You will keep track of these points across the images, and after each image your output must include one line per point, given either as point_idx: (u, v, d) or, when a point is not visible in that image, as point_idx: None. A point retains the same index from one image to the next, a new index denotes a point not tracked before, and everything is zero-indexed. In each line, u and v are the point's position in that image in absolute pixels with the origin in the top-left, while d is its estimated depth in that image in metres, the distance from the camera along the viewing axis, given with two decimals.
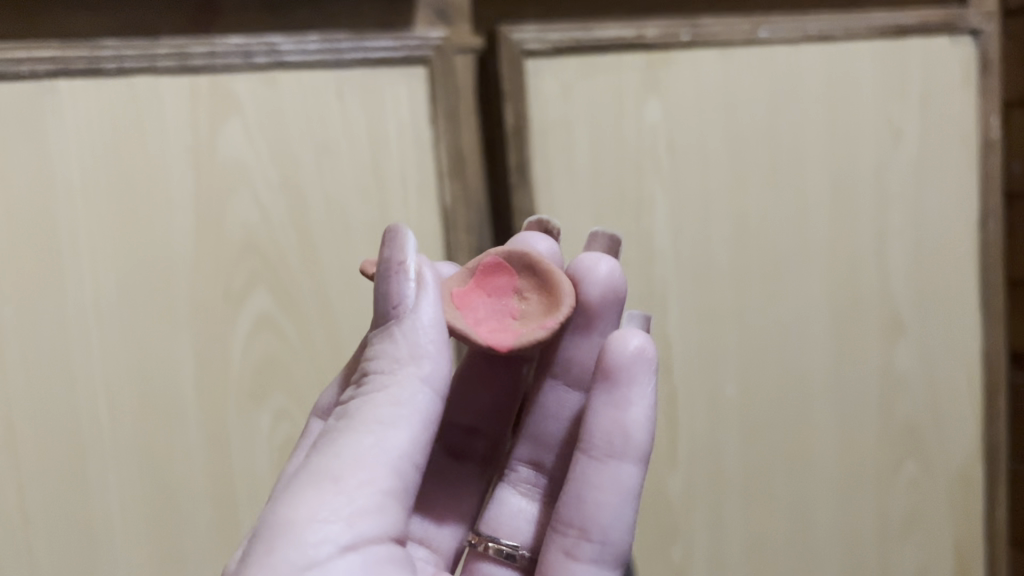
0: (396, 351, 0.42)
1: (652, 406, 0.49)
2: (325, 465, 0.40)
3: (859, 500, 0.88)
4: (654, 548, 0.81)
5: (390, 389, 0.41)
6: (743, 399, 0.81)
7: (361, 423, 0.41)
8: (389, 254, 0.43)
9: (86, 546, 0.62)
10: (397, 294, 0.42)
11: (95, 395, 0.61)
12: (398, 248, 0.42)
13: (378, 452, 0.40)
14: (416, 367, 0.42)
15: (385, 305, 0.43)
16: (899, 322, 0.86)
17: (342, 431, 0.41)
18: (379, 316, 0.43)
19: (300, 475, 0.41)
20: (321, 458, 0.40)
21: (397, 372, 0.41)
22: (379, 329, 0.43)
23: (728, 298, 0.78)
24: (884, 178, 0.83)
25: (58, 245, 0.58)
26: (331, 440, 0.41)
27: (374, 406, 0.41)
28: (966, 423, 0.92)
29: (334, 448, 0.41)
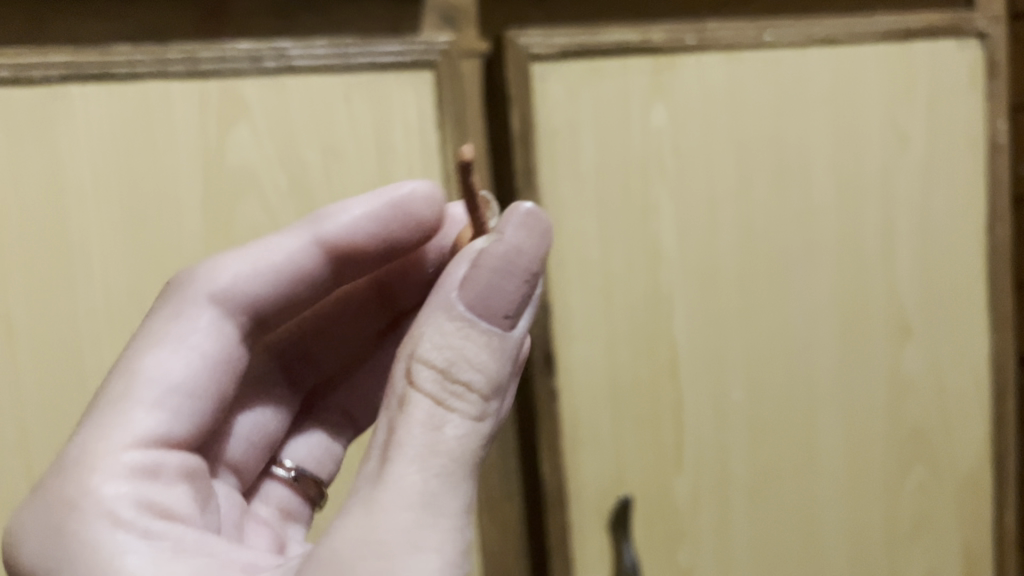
0: (494, 373, 0.40)
1: None
2: (443, 495, 0.37)
3: (867, 503, 0.88)
4: (661, 549, 0.81)
5: (484, 421, 0.40)
6: (750, 401, 0.81)
7: (466, 454, 0.38)
8: (528, 255, 0.42)
9: None
10: (509, 296, 0.41)
11: None
12: (537, 245, 0.42)
13: (472, 493, 0.39)
14: (498, 397, 0.41)
15: (494, 311, 0.41)
16: (907, 325, 0.86)
17: (449, 455, 0.38)
18: (482, 316, 0.41)
19: (412, 493, 0.36)
20: (435, 482, 0.37)
21: (490, 404, 0.40)
22: (478, 332, 0.40)
23: (734, 300, 0.79)
24: (892, 180, 0.83)
25: (69, 246, 0.59)
26: (441, 462, 0.37)
27: (476, 442, 0.39)
28: (974, 426, 0.91)
29: (444, 474, 0.37)
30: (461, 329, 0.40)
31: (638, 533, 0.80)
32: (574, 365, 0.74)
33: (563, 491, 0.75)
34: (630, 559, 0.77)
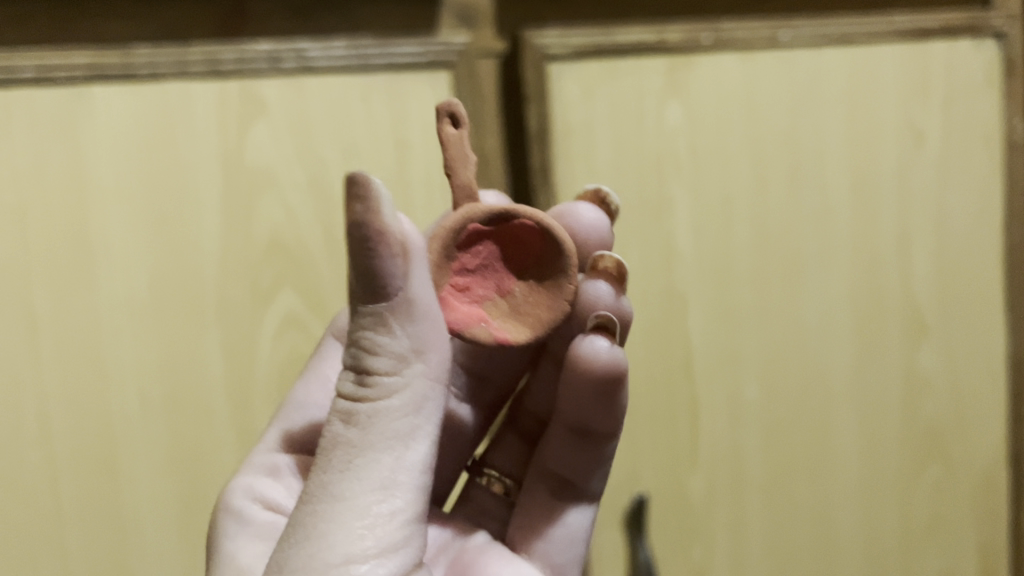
0: (395, 348, 0.38)
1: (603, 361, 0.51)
2: (342, 492, 0.37)
3: (882, 502, 0.88)
4: (676, 547, 0.81)
5: (403, 392, 0.38)
6: (765, 400, 0.81)
7: (382, 437, 0.38)
8: (365, 217, 0.35)
9: (116, 537, 0.64)
10: (390, 274, 0.37)
11: (126, 389, 0.62)
12: (375, 210, 0.35)
13: (402, 469, 0.38)
14: (418, 362, 0.39)
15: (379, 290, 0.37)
16: (922, 324, 0.86)
17: (357, 450, 0.38)
18: (364, 293, 0.37)
19: (316, 495, 0.38)
20: (337, 481, 0.38)
21: (408, 376, 0.38)
22: (369, 317, 0.38)
23: (750, 299, 0.79)
24: (907, 179, 0.83)
25: (91, 244, 0.60)
26: (343, 459, 0.38)
27: (388, 418, 0.38)
28: (991, 425, 0.91)
29: (355, 469, 0.38)
30: (358, 319, 0.38)
31: (653, 531, 0.80)
32: None
33: None
34: (645, 557, 0.78)
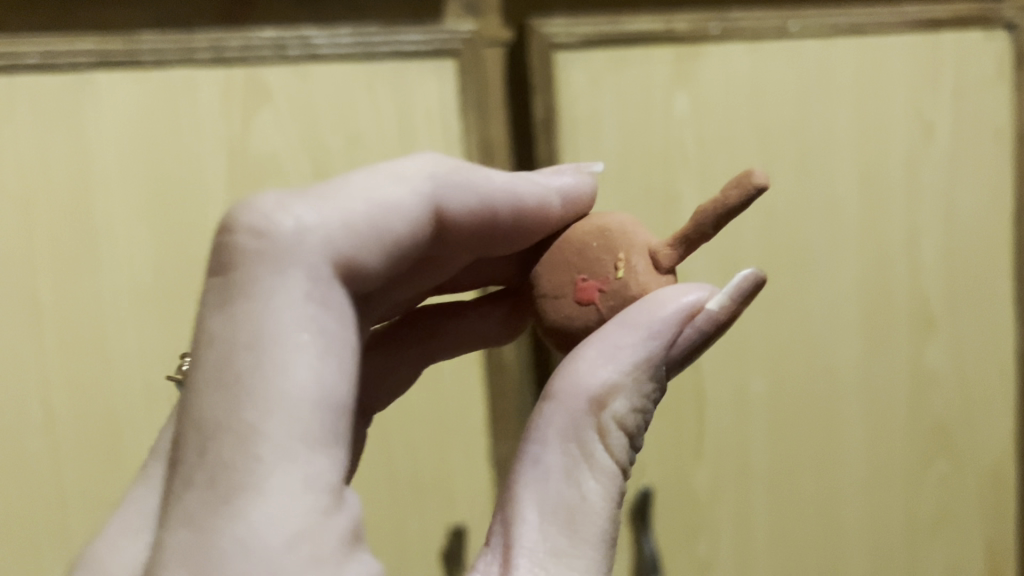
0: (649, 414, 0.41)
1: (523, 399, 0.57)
2: (615, 551, 0.38)
3: (888, 496, 0.88)
4: (680, 540, 0.81)
5: (627, 435, 0.39)
6: (771, 393, 0.81)
7: (602, 477, 0.38)
8: (739, 299, 0.41)
9: None
10: (665, 316, 0.39)
11: (130, 378, 0.62)
12: (738, 296, 0.41)
13: None
14: (646, 410, 0.41)
15: (665, 332, 0.40)
16: (931, 318, 0.86)
17: (583, 484, 0.38)
18: (674, 356, 0.40)
19: (587, 551, 0.37)
20: (611, 539, 0.38)
21: (634, 414, 0.40)
22: (640, 350, 0.39)
23: (756, 291, 0.78)
24: (916, 171, 0.82)
25: (95, 232, 0.60)
26: (615, 516, 0.38)
27: (634, 480, 0.40)
28: (999, 420, 0.91)
29: (583, 512, 0.38)
30: (602, 340, 0.40)
31: (657, 524, 0.80)
32: None
33: None
34: (649, 550, 0.77)
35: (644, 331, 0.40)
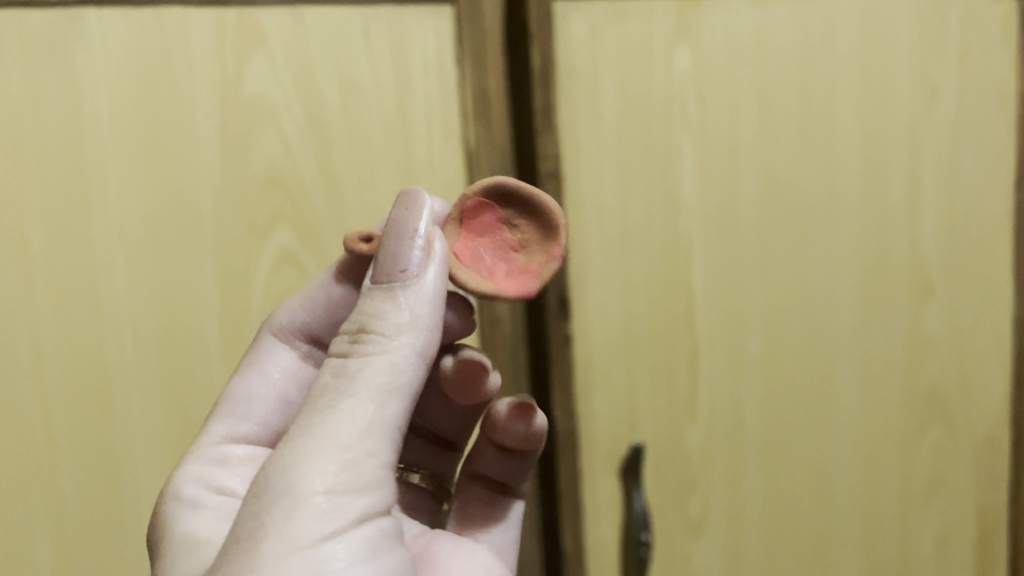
0: (398, 318, 0.45)
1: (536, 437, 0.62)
2: (325, 429, 0.41)
3: (881, 461, 0.88)
4: (672, 500, 0.80)
5: (391, 360, 0.44)
6: (767, 355, 0.80)
7: (359, 390, 0.43)
8: (404, 218, 0.48)
9: (107, 469, 0.63)
10: (398, 227, 0.48)
11: (120, 323, 0.61)
12: (411, 215, 0.48)
13: (374, 421, 0.42)
14: (365, 315, 0.46)
15: (392, 270, 0.46)
16: (929, 283, 0.86)
17: (318, 404, 0.43)
18: (380, 279, 0.47)
19: (291, 437, 0.42)
20: (321, 418, 0.42)
21: (396, 342, 0.44)
22: (379, 294, 0.46)
23: (754, 251, 0.78)
24: (918, 135, 0.82)
25: (86, 174, 0.59)
26: (329, 401, 0.43)
27: (371, 371, 0.43)
28: (995, 389, 0.91)
29: (319, 420, 0.42)
30: (382, 262, 0.47)
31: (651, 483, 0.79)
32: (589, 313, 0.73)
33: (572, 435, 0.74)
34: (641, 506, 0.77)
35: (378, 280, 0.47)
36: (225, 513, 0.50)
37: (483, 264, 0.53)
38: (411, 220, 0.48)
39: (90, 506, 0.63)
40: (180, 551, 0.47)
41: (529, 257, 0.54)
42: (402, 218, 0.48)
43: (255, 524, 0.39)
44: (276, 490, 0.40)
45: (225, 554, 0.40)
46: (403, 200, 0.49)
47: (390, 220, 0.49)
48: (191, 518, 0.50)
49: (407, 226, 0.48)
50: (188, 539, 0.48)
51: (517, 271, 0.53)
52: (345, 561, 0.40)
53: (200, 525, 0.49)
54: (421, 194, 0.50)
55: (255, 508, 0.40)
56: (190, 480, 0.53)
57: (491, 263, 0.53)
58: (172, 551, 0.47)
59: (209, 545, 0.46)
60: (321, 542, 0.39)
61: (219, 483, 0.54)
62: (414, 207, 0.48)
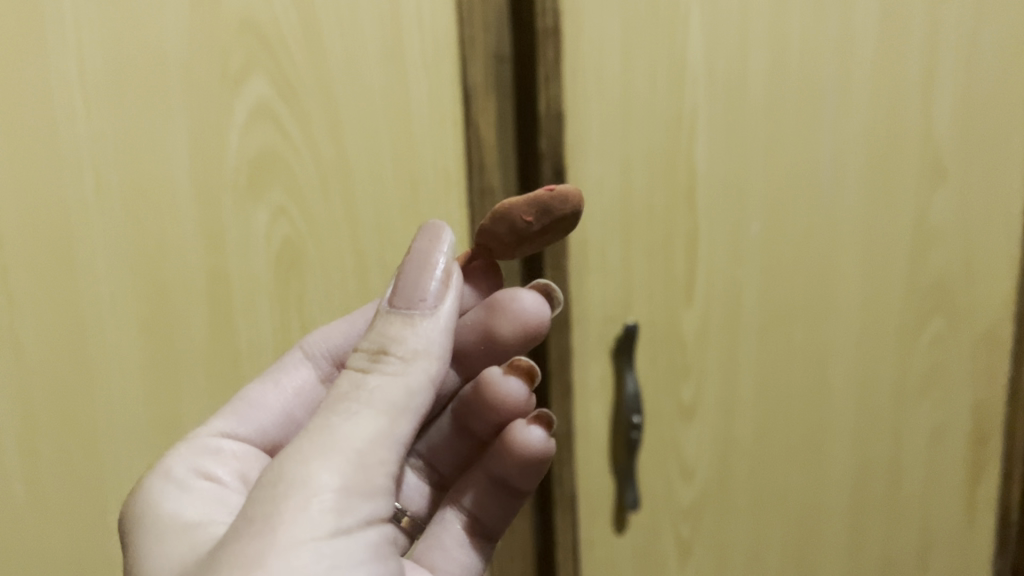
0: (416, 341, 0.45)
1: (540, 460, 0.60)
2: (338, 433, 0.41)
3: (878, 351, 0.86)
4: (665, 384, 0.78)
5: (408, 382, 0.43)
6: (769, 238, 0.77)
7: (375, 403, 0.42)
8: (426, 246, 0.48)
9: (72, 331, 0.60)
10: (423, 251, 0.48)
11: (82, 172, 0.57)
12: (433, 244, 0.48)
13: (387, 435, 0.42)
14: (380, 336, 0.45)
15: (412, 297, 0.46)
16: (940, 167, 0.82)
17: (335, 411, 0.42)
18: (399, 300, 0.46)
19: (302, 438, 0.41)
20: (336, 424, 0.41)
21: (415, 366, 0.44)
22: (397, 317, 0.46)
23: (761, 127, 0.74)
24: (939, 8, 0.77)
25: (41, 7, 0.54)
26: (345, 410, 0.42)
27: (388, 390, 0.43)
28: (1000, 281, 0.89)
29: (336, 430, 0.41)
30: (404, 282, 0.46)
31: (645, 368, 0.76)
32: (586, 186, 0.69)
33: (564, 313, 0.71)
34: (634, 389, 0.75)
35: (396, 304, 0.46)
36: (212, 499, 0.48)
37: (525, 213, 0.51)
38: (433, 250, 0.48)
39: (55, 368, 0.60)
40: (164, 531, 0.45)
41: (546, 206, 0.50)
42: (425, 246, 0.48)
43: (269, 512, 0.38)
44: (289, 482, 0.39)
45: (231, 540, 0.39)
46: (424, 231, 0.49)
47: (412, 247, 0.48)
48: (177, 499, 0.47)
49: (428, 253, 0.48)
50: (172, 520, 0.45)
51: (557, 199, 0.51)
52: (350, 562, 0.39)
53: (187, 505, 0.47)
54: (442, 226, 0.50)
55: (264, 499, 0.39)
56: (179, 463, 0.51)
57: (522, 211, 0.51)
58: (157, 534, 0.45)
59: (196, 528, 0.44)
60: (331, 541, 0.38)
61: (205, 470, 0.51)
62: (436, 238, 0.48)
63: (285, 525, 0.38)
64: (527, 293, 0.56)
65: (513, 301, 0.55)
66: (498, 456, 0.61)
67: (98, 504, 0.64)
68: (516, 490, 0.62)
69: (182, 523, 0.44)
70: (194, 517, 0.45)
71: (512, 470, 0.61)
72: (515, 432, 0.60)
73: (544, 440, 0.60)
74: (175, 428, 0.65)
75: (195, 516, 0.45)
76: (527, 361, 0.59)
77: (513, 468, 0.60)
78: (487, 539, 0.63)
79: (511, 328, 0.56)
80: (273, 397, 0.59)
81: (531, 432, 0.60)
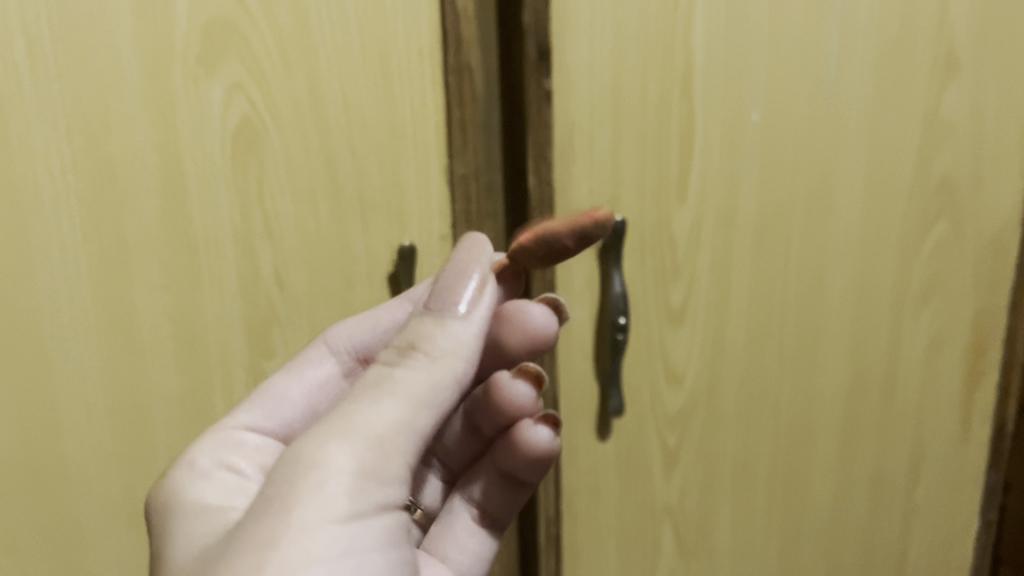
0: (449, 341, 0.47)
1: (547, 451, 0.62)
2: (363, 421, 0.44)
3: (878, 258, 0.82)
4: (653, 289, 0.74)
5: (433, 378, 0.46)
6: (767, 134, 0.72)
7: (399, 393, 0.45)
8: (463, 258, 0.51)
9: (9, 215, 0.55)
10: (461, 260, 0.51)
11: (10, 38, 0.52)
12: (475, 258, 0.51)
13: (409, 426, 0.45)
14: (413, 334, 0.48)
15: (447, 300, 0.49)
16: (954, 60, 0.77)
17: (361, 397, 0.45)
18: (432, 302, 0.49)
19: (329, 421, 0.44)
20: (363, 410, 0.44)
21: (440, 359, 0.47)
22: (428, 317, 0.48)
23: (764, 10, 0.68)
24: None
25: None
26: (373, 397, 0.45)
27: (414, 384, 0.46)
28: (1010, 187, 0.84)
29: (361, 416, 0.44)
30: (441, 287, 0.50)
31: (632, 270, 0.72)
32: (573, 69, 0.64)
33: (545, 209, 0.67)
34: (620, 291, 0.71)
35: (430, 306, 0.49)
36: (234, 487, 0.49)
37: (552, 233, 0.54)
38: (470, 262, 0.51)
39: None
40: (190, 514, 0.46)
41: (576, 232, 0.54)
42: (464, 257, 0.51)
43: (289, 488, 0.41)
44: (314, 456, 0.42)
45: (252, 515, 0.42)
46: (466, 243, 0.52)
47: (453, 258, 0.51)
48: (200, 486, 0.49)
49: (464, 263, 0.51)
50: (195, 504, 0.47)
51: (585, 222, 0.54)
52: (363, 543, 0.42)
53: (211, 492, 0.48)
54: (482, 237, 0.53)
55: (290, 471, 0.42)
56: (202, 455, 0.51)
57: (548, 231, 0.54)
58: (180, 515, 0.46)
59: (223, 513, 0.45)
60: (348, 520, 0.41)
61: (231, 462, 0.52)
62: (476, 252, 0.51)
63: (302, 500, 0.41)
64: (535, 305, 0.58)
65: (524, 314, 0.58)
66: (505, 448, 0.63)
67: (48, 405, 0.60)
68: (525, 482, 0.64)
69: (209, 509, 0.46)
70: (219, 505, 0.46)
71: (521, 465, 0.63)
72: (523, 429, 0.62)
73: (551, 440, 0.62)
74: (128, 328, 0.60)
75: (220, 506, 0.46)
76: (535, 367, 0.60)
77: (522, 462, 0.62)
78: (496, 528, 0.65)
79: (518, 342, 0.59)
80: (295, 391, 0.60)
81: (538, 430, 0.62)
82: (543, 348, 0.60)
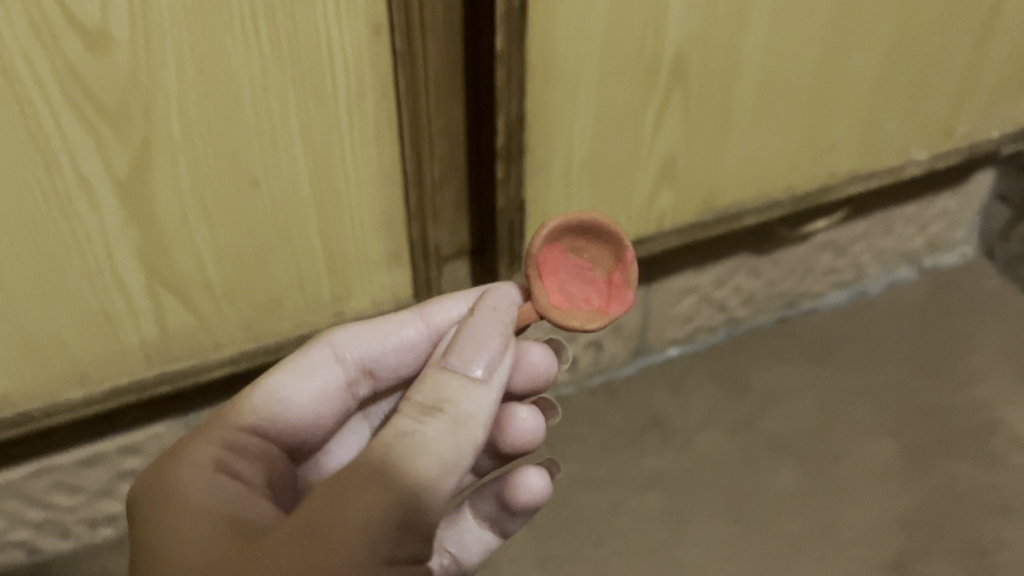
0: (473, 407, 0.44)
1: (540, 500, 0.57)
2: (399, 476, 0.41)
3: None
4: None
5: (459, 444, 0.43)
6: None
7: (430, 452, 0.42)
8: (492, 316, 0.48)
9: None
10: (493, 314, 0.48)
11: None
12: (500, 320, 0.48)
13: (438, 489, 0.42)
14: (435, 390, 0.44)
15: (469, 360, 0.45)
16: None
17: (393, 447, 0.42)
18: (460, 354, 0.46)
19: (364, 465, 0.41)
20: (395, 463, 0.41)
21: (468, 422, 0.44)
22: (450, 376, 0.45)
23: None
24: None
25: None
26: (407, 448, 0.42)
27: (441, 441, 0.43)
28: None
29: (396, 474, 0.41)
30: (468, 343, 0.46)
31: None
32: None
33: None
34: None
35: (449, 365, 0.45)
36: (246, 501, 0.45)
37: (572, 298, 0.52)
38: (491, 322, 0.48)
39: None
40: (198, 518, 0.42)
41: (604, 280, 0.53)
42: (480, 315, 0.48)
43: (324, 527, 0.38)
44: (352, 501, 0.39)
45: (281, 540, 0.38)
46: (491, 300, 0.50)
47: (473, 316, 0.48)
48: (209, 486, 0.44)
49: (493, 323, 0.48)
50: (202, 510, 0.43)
51: (606, 296, 0.53)
52: None
53: (216, 497, 0.44)
54: (506, 296, 0.50)
55: (320, 516, 0.38)
56: (208, 452, 0.47)
57: (577, 289, 0.52)
58: (177, 523, 0.42)
59: (237, 528, 0.42)
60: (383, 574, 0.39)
61: (234, 463, 0.48)
62: (501, 312, 0.49)
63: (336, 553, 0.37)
64: (535, 346, 0.58)
65: (524, 355, 0.58)
66: (495, 486, 0.58)
67: None
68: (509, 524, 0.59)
69: (209, 520, 0.42)
70: (225, 519, 0.42)
71: (504, 503, 0.58)
72: (513, 477, 0.57)
73: (546, 492, 0.56)
74: None
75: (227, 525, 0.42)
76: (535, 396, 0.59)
77: (508, 505, 0.57)
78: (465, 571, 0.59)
79: (519, 381, 0.58)
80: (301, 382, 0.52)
81: (531, 476, 0.56)
82: (541, 384, 0.59)
